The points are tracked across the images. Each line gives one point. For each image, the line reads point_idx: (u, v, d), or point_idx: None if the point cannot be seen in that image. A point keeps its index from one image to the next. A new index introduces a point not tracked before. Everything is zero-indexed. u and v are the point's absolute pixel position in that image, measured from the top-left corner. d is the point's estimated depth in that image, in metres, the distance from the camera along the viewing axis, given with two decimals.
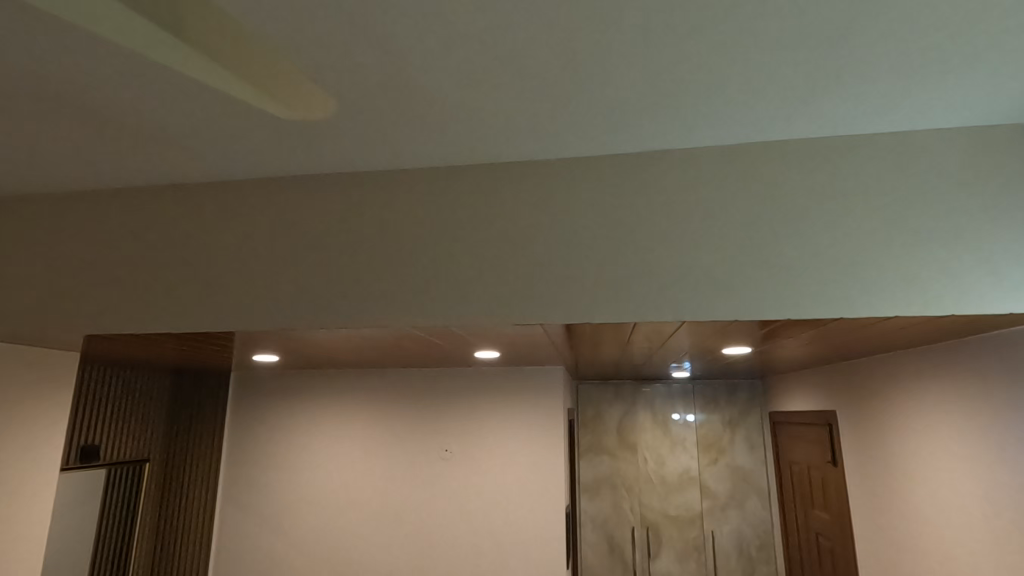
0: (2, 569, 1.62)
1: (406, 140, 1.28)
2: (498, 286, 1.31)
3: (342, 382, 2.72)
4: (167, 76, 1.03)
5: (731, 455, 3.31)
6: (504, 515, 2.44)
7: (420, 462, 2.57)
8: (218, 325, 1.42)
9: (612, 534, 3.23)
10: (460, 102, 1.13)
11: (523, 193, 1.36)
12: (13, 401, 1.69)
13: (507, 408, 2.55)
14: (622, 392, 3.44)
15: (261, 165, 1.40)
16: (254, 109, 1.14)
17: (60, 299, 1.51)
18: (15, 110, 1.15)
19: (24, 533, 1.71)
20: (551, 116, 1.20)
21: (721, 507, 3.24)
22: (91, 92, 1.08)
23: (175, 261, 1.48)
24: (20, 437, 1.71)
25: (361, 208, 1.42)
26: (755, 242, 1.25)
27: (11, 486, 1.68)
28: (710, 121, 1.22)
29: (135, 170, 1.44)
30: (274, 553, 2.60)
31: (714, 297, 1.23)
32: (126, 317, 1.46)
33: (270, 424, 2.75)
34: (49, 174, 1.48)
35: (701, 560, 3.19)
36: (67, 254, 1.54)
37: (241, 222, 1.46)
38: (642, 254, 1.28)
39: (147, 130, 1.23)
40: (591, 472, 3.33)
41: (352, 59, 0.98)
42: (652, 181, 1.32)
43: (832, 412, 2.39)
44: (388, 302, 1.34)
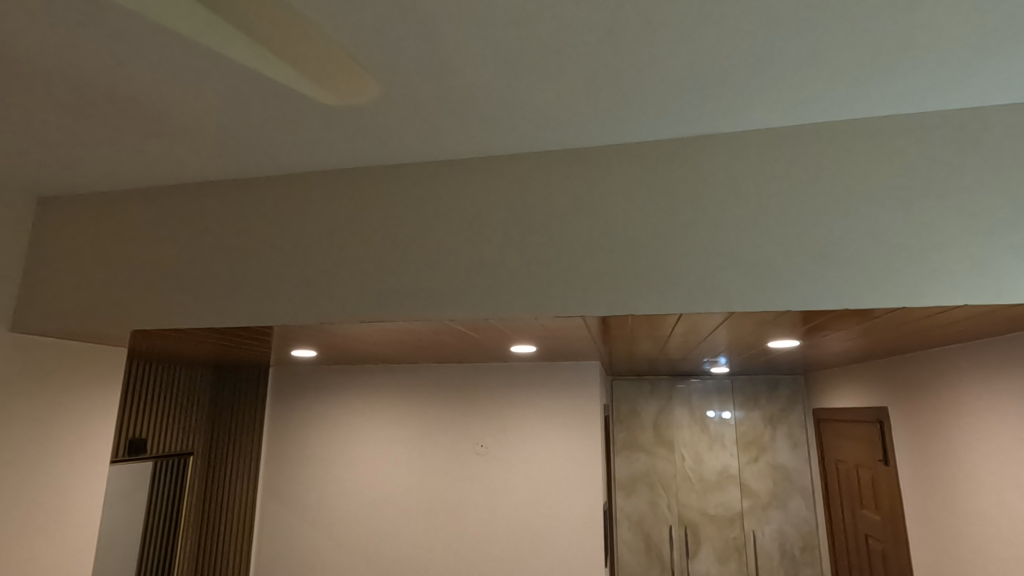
0: (55, 555, 1.68)
1: (443, 129, 1.26)
2: (538, 277, 1.28)
3: (378, 377, 2.73)
4: (209, 69, 1.03)
5: (772, 453, 3.21)
6: (540, 512, 2.41)
7: (455, 458, 2.56)
8: (258, 319, 1.43)
9: (649, 532, 3.17)
10: (500, 88, 1.11)
11: (562, 182, 1.33)
12: (65, 393, 1.74)
13: (541, 404, 2.52)
14: (658, 387, 3.37)
15: (300, 158, 1.40)
16: (292, 100, 1.14)
17: (108, 295, 1.55)
18: (65, 109, 1.18)
19: (75, 525, 1.76)
20: (593, 102, 1.16)
21: (763, 507, 3.15)
22: (135, 87, 1.09)
23: (216, 255, 1.49)
24: (71, 429, 1.76)
25: (398, 200, 1.41)
26: (809, 228, 1.19)
27: (64, 476, 1.74)
28: (758, 103, 1.17)
29: (178, 167, 1.46)
30: (313, 546, 2.64)
31: (765, 286, 1.18)
32: (171, 312, 1.49)
33: (307, 419, 2.78)
34: (98, 173, 1.52)
35: (742, 560, 3.11)
36: (114, 251, 1.58)
37: (280, 217, 1.47)
38: (688, 242, 1.23)
39: (188, 125, 1.24)
40: (627, 469, 3.28)
41: (393, 44, 0.96)
42: (697, 167, 1.27)
43: (883, 408, 2.28)
44: (426, 295, 1.33)
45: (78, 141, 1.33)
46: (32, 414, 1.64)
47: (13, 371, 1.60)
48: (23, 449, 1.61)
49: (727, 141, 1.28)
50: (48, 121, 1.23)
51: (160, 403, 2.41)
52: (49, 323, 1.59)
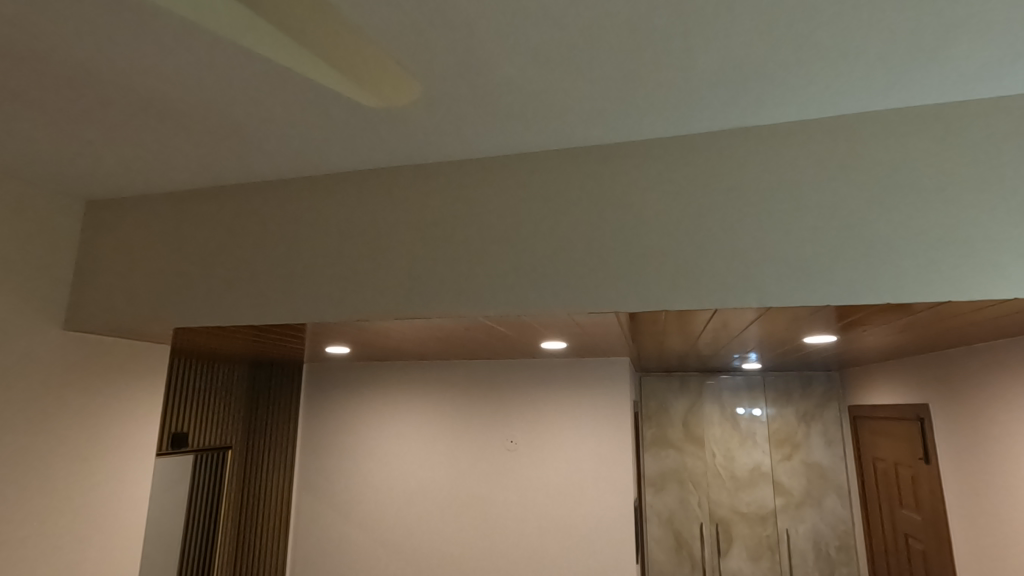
0: (106, 542, 1.76)
1: (475, 127, 1.27)
2: (570, 273, 1.28)
3: (409, 374, 2.78)
4: (250, 73, 1.07)
5: (806, 450, 3.15)
6: (571, 508, 2.42)
7: (486, 453, 2.58)
8: (297, 317, 1.46)
9: (680, 530, 3.15)
10: (534, 86, 1.11)
11: (595, 179, 1.33)
12: (115, 388, 1.82)
13: (571, 400, 2.53)
14: (687, 384, 3.34)
15: (335, 158, 1.43)
16: (329, 101, 1.17)
17: (155, 294, 1.61)
18: (115, 115, 1.23)
19: (124, 514, 1.83)
20: (626, 98, 1.16)
21: (796, 505, 3.10)
22: (181, 92, 1.13)
23: (255, 255, 1.54)
24: (121, 422, 1.84)
25: (431, 199, 1.43)
26: (848, 221, 1.17)
27: (115, 466, 1.81)
28: (794, 95, 1.15)
29: (218, 169, 1.51)
30: (349, 540, 2.69)
31: (803, 281, 1.16)
32: (213, 310, 1.54)
33: (339, 415, 2.84)
34: (143, 176, 1.57)
35: (775, 559, 3.07)
36: (160, 250, 1.64)
37: (316, 216, 1.51)
38: (723, 235, 1.22)
39: (229, 128, 1.28)
40: (656, 466, 3.26)
41: (429, 44, 0.98)
42: (733, 160, 1.26)
43: (923, 405, 2.22)
44: (459, 291, 1.34)
45: (125, 146, 1.39)
46: (84, 409, 1.72)
47: (65, 367, 1.67)
48: (74, 441, 1.69)
49: (763, 134, 1.26)
50: (99, 127, 1.28)
51: (200, 398, 2.49)
52: (99, 321, 1.66)
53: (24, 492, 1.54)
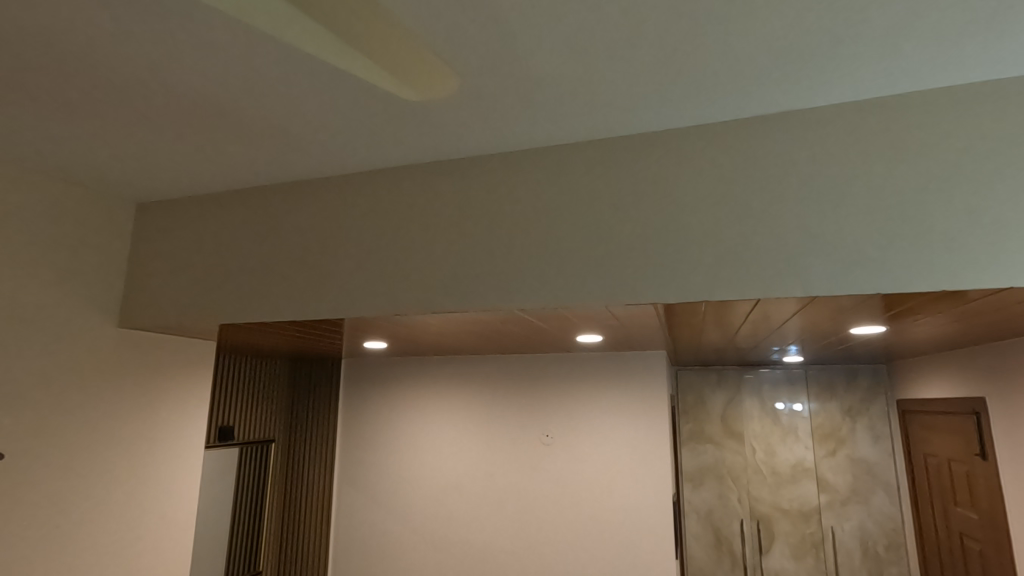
0: (160, 530, 1.84)
1: (508, 120, 1.27)
2: (607, 265, 1.27)
3: (445, 369, 2.81)
4: (289, 72, 1.09)
5: (852, 446, 3.05)
6: (610, 503, 2.41)
7: (522, 447, 2.59)
8: (336, 312, 1.50)
9: (719, 526, 3.10)
10: (568, 75, 1.10)
11: (631, 169, 1.31)
12: (166, 383, 1.90)
13: (608, 394, 2.51)
14: (725, 377, 3.28)
15: (370, 155, 1.46)
16: (364, 98, 1.19)
17: (201, 292, 1.67)
18: (162, 118, 1.28)
19: (175, 506, 1.91)
20: (664, 84, 1.14)
21: (842, 503, 3.00)
22: (223, 93, 1.17)
23: (295, 253, 1.58)
24: (173, 415, 1.92)
25: (466, 194, 1.44)
26: (896, 206, 1.12)
27: (167, 458, 1.89)
28: (837, 77, 1.11)
29: (259, 168, 1.55)
30: (388, 532, 2.74)
31: (849, 269, 1.12)
32: (256, 306, 1.59)
33: (377, 409, 2.89)
34: (189, 178, 1.63)
35: (820, 557, 2.99)
36: (206, 250, 1.70)
37: (354, 213, 1.54)
38: (765, 223, 1.19)
39: (269, 127, 1.32)
40: (694, 461, 3.21)
41: (461, 37, 0.98)
42: (774, 146, 1.23)
43: (979, 399, 2.12)
44: (495, 285, 1.35)
45: (172, 149, 1.44)
46: (137, 402, 1.79)
47: (118, 363, 1.75)
48: (127, 435, 1.76)
49: (807, 118, 1.22)
50: (148, 129, 1.34)
51: (245, 393, 2.57)
52: (151, 319, 1.73)
53: (83, 481, 1.62)
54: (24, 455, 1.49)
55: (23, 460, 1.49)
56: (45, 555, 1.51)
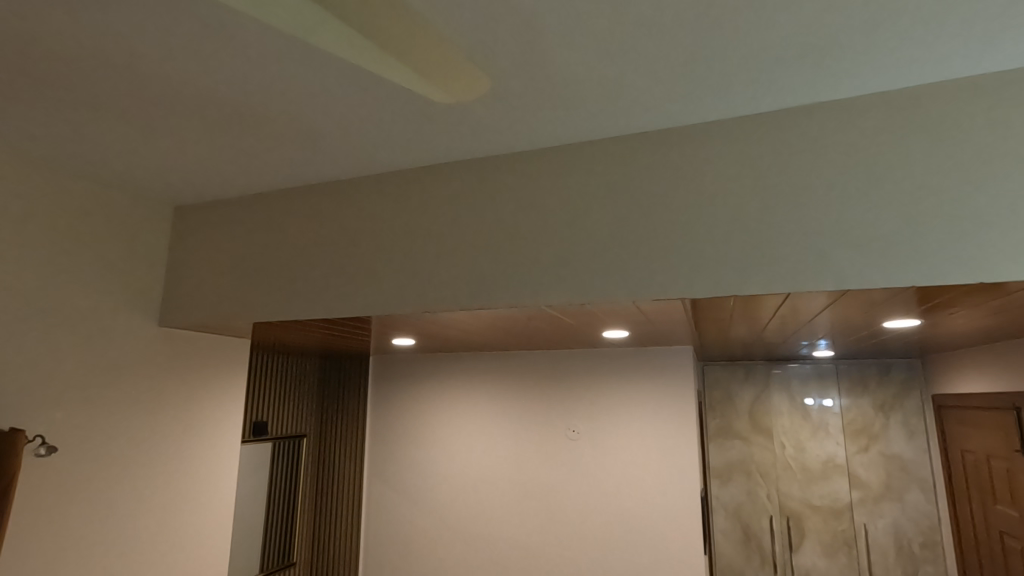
0: (200, 520, 1.91)
1: (533, 119, 1.29)
2: (634, 260, 1.28)
3: (471, 365, 2.84)
4: (319, 76, 1.12)
5: (885, 442, 2.98)
6: (636, 497, 2.42)
7: (548, 442, 2.61)
8: (367, 310, 1.53)
9: (748, 522, 3.08)
10: (596, 72, 1.10)
11: (658, 164, 1.31)
12: (204, 378, 1.97)
13: (634, 389, 2.52)
14: (753, 372, 3.25)
15: (398, 156, 1.49)
16: (392, 99, 1.21)
17: (237, 291, 1.73)
18: (199, 123, 1.33)
19: (215, 499, 1.98)
20: (689, 80, 1.14)
21: (875, 499, 2.95)
22: (258, 99, 1.21)
23: (326, 252, 1.62)
24: (211, 410, 1.99)
25: (494, 193, 1.45)
26: (929, 198, 1.11)
27: (206, 451, 1.96)
28: (867, 68, 1.10)
29: (291, 170, 1.59)
30: (418, 525, 2.79)
31: (882, 261, 1.11)
32: (289, 304, 1.63)
33: (405, 405, 2.94)
34: (224, 181, 1.68)
35: (852, 554, 2.94)
36: (241, 250, 1.75)
37: (383, 213, 1.57)
38: (795, 216, 1.18)
39: (301, 130, 1.36)
40: (722, 456, 3.19)
41: (487, 38, 1.00)
42: (803, 139, 1.21)
43: (1018, 394, 2.06)
44: (523, 282, 1.37)
45: (208, 153, 1.49)
46: (178, 397, 1.87)
47: (159, 361, 1.82)
48: (169, 430, 1.84)
49: (838, 109, 1.20)
50: (185, 134, 1.38)
51: (278, 389, 2.65)
52: (189, 318, 1.79)
53: (128, 472, 1.70)
54: (74, 448, 1.57)
55: (74, 453, 1.57)
56: (94, 542, 1.59)
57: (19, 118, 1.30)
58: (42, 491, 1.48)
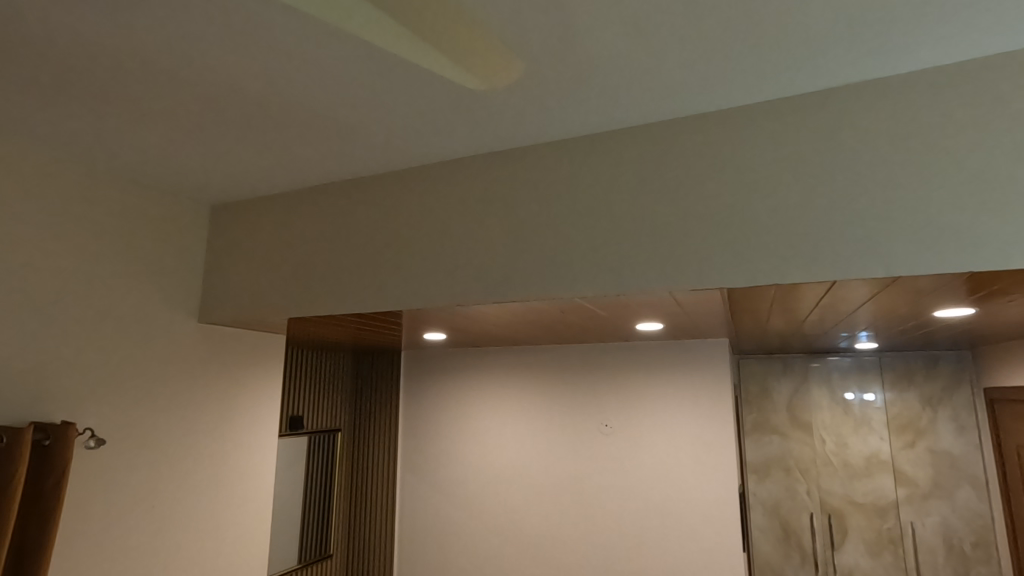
0: (240, 512, 1.96)
1: (565, 105, 1.26)
2: (670, 249, 1.25)
3: (502, 360, 2.84)
4: (350, 68, 1.13)
5: (933, 437, 2.86)
6: (671, 492, 2.38)
7: (581, 437, 2.59)
8: (399, 304, 1.54)
9: (787, 519, 3.01)
10: (628, 55, 1.07)
11: (695, 150, 1.28)
12: (243, 373, 2.01)
13: (667, 383, 2.48)
14: (791, 366, 3.16)
15: (428, 148, 1.49)
16: (422, 90, 1.21)
17: (272, 287, 1.76)
18: (234, 120, 1.35)
19: (255, 491, 2.03)
20: (727, 61, 1.10)
21: (922, 497, 2.83)
22: (292, 93, 1.22)
23: (359, 247, 1.63)
24: (250, 404, 2.03)
25: (525, 183, 1.44)
26: (989, 177, 1.04)
27: (245, 444, 2.00)
28: (919, 42, 1.04)
29: (323, 165, 1.61)
30: (451, 518, 2.81)
31: (936, 245, 1.05)
32: (323, 299, 1.65)
33: (438, 399, 2.96)
34: (258, 178, 1.71)
35: (898, 553, 2.84)
36: (276, 247, 1.78)
37: (414, 206, 1.58)
38: (841, 200, 1.13)
39: (333, 124, 1.36)
40: (759, 452, 3.11)
41: (517, 23, 0.98)
42: (848, 118, 1.16)
43: None
44: (556, 273, 1.35)
45: (243, 150, 1.52)
46: (218, 391, 1.91)
47: (199, 356, 1.86)
48: (211, 424, 1.88)
49: (888, 85, 1.14)
50: (220, 132, 1.41)
51: (313, 384, 2.69)
52: (227, 314, 1.83)
53: (172, 464, 1.75)
54: (121, 440, 1.62)
55: (122, 446, 1.62)
56: (142, 531, 1.64)
57: (64, 120, 1.34)
58: (92, 481, 1.54)
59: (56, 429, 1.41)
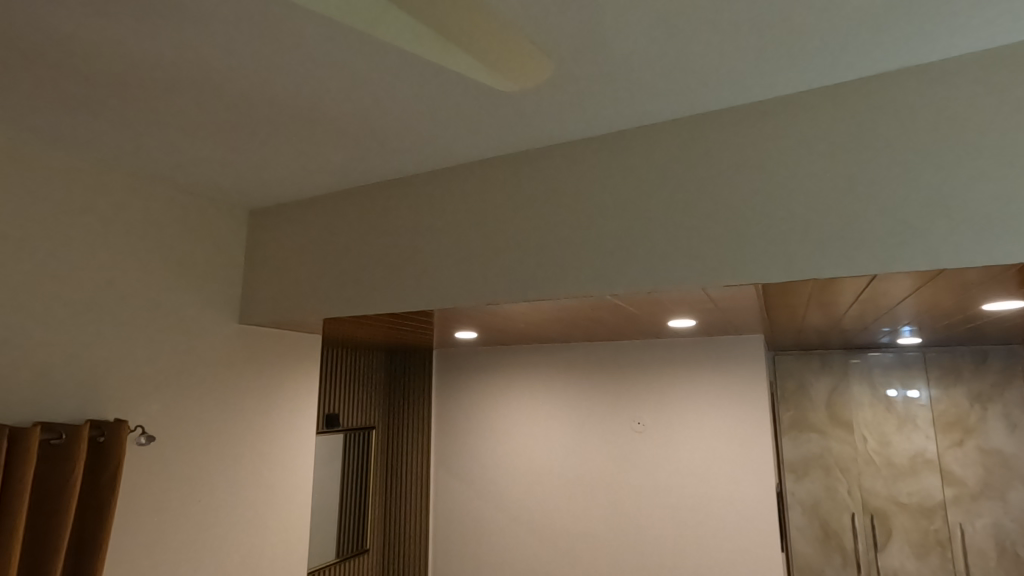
0: (281, 507, 2.02)
1: (594, 103, 1.26)
2: (702, 246, 1.24)
3: (533, 358, 2.85)
4: (380, 73, 1.15)
5: (983, 436, 2.74)
6: (705, 491, 2.35)
7: (613, 434, 2.58)
8: (432, 303, 1.56)
9: (827, 519, 2.94)
10: (655, 50, 1.07)
11: (726, 144, 1.26)
12: (282, 373, 2.07)
13: (700, 380, 2.45)
14: (830, 362, 3.08)
15: (457, 149, 1.50)
16: (451, 93, 1.22)
17: (308, 289, 1.81)
18: (270, 127, 1.39)
19: (294, 487, 2.09)
20: (758, 54, 1.08)
21: (972, 498, 2.72)
22: (326, 100, 1.26)
23: (392, 249, 1.66)
24: (288, 402, 2.09)
25: (555, 182, 1.44)
26: None
27: (285, 441, 2.07)
28: (962, 25, 1.00)
29: (356, 169, 1.65)
30: (484, 515, 2.83)
31: (982, 237, 1.01)
32: (358, 300, 1.69)
33: (469, 397, 2.99)
34: (294, 183, 1.76)
35: (946, 556, 2.74)
36: (312, 249, 1.83)
37: (445, 207, 1.60)
38: (880, 192, 1.10)
39: (364, 128, 1.40)
40: (797, 450, 3.05)
41: (544, 23, 0.99)
42: (887, 107, 1.13)
43: None
44: (586, 271, 1.35)
45: (279, 156, 1.56)
46: (259, 390, 1.98)
47: (240, 356, 1.93)
48: (253, 421, 1.95)
49: (929, 71, 1.10)
50: (257, 139, 1.45)
51: (348, 383, 2.75)
52: (266, 316, 1.89)
53: (216, 460, 1.82)
54: (169, 437, 1.69)
55: (170, 442, 1.69)
56: (190, 523, 1.72)
57: (113, 133, 1.41)
58: (143, 476, 1.61)
59: (110, 426, 1.48)
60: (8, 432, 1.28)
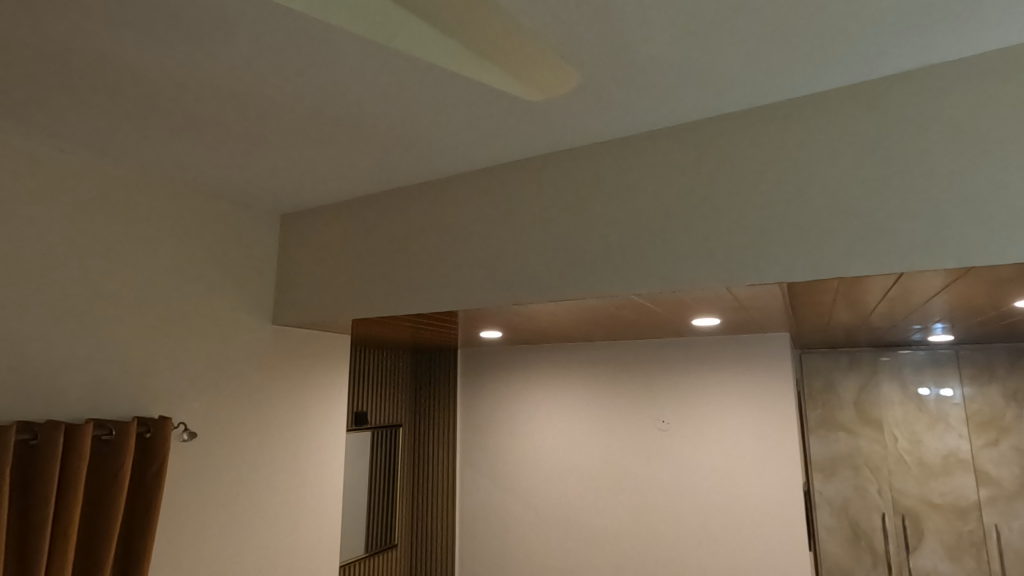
0: (314, 502, 2.09)
1: (616, 106, 1.29)
2: (726, 245, 1.25)
3: (556, 357, 2.88)
4: (408, 83, 1.19)
5: (1019, 435, 2.67)
6: (731, 490, 2.35)
7: (637, 433, 2.60)
8: (459, 304, 1.60)
9: (857, 519, 2.90)
10: (676, 55, 1.09)
11: (749, 144, 1.27)
12: (313, 372, 2.14)
13: (725, 379, 2.44)
14: (858, 360, 3.03)
15: (483, 153, 1.54)
16: (476, 100, 1.26)
17: (339, 290, 1.86)
18: (303, 136, 1.45)
19: (326, 483, 2.15)
20: (779, 56, 1.09)
21: (1008, 499, 2.66)
22: (356, 109, 1.30)
23: (420, 251, 1.71)
24: (320, 400, 2.16)
25: (579, 183, 1.47)
26: None
27: (317, 438, 2.13)
28: (987, 22, 1.00)
29: (384, 174, 1.70)
30: (509, 511, 2.88)
31: (1010, 234, 1.01)
32: (387, 301, 1.75)
33: (493, 395, 3.04)
34: (324, 188, 1.82)
35: (982, 558, 2.69)
36: (341, 252, 1.89)
37: (471, 210, 1.64)
38: (905, 190, 1.10)
39: (392, 135, 1.44)
40: (825, 450, 3.01)
41: (567, 32, 1.02)
42: (912, 105, 1.13)
43: None
44: (610, 271, 1.38)
45: (310, 163, 1.62)
46: (292, 388, 2.05)
47: (274, 355, 2.00)
48: (287, 419, 2.02)
49: (954, 68, 1.10)
50: (290, 147, 1.51)
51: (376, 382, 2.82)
52: (299, 316, 1.96)
53: (253, 455, 1.89)
54: (210, 433, 1.77)
55: (211, 438, 1.77)
56: (229, 516, 1.79)
57: (156, 145, 1.49)
58: (186, 472, 1.69)
59: (155, 423, 1.55)
60: (65, 428, 1.35)
